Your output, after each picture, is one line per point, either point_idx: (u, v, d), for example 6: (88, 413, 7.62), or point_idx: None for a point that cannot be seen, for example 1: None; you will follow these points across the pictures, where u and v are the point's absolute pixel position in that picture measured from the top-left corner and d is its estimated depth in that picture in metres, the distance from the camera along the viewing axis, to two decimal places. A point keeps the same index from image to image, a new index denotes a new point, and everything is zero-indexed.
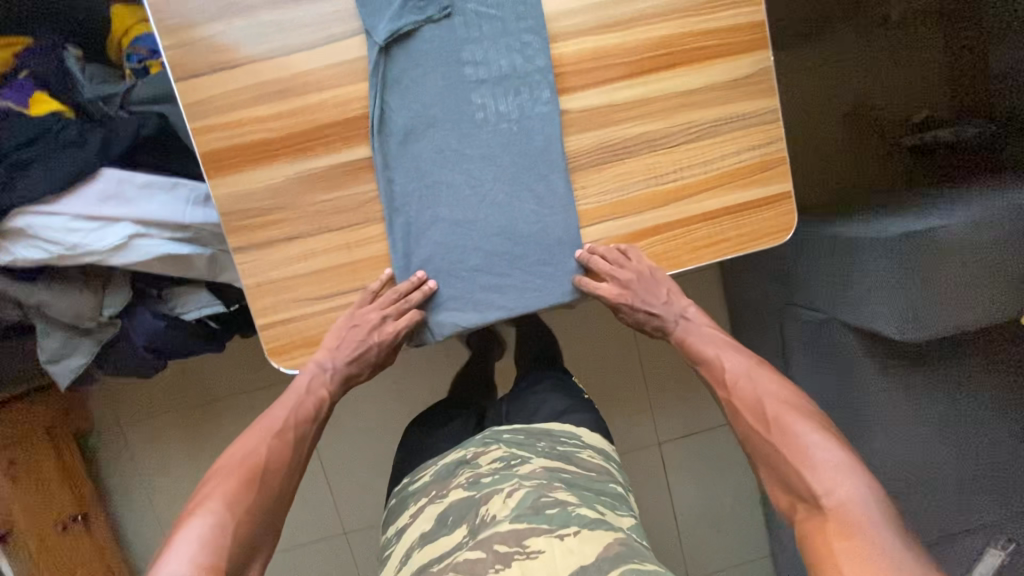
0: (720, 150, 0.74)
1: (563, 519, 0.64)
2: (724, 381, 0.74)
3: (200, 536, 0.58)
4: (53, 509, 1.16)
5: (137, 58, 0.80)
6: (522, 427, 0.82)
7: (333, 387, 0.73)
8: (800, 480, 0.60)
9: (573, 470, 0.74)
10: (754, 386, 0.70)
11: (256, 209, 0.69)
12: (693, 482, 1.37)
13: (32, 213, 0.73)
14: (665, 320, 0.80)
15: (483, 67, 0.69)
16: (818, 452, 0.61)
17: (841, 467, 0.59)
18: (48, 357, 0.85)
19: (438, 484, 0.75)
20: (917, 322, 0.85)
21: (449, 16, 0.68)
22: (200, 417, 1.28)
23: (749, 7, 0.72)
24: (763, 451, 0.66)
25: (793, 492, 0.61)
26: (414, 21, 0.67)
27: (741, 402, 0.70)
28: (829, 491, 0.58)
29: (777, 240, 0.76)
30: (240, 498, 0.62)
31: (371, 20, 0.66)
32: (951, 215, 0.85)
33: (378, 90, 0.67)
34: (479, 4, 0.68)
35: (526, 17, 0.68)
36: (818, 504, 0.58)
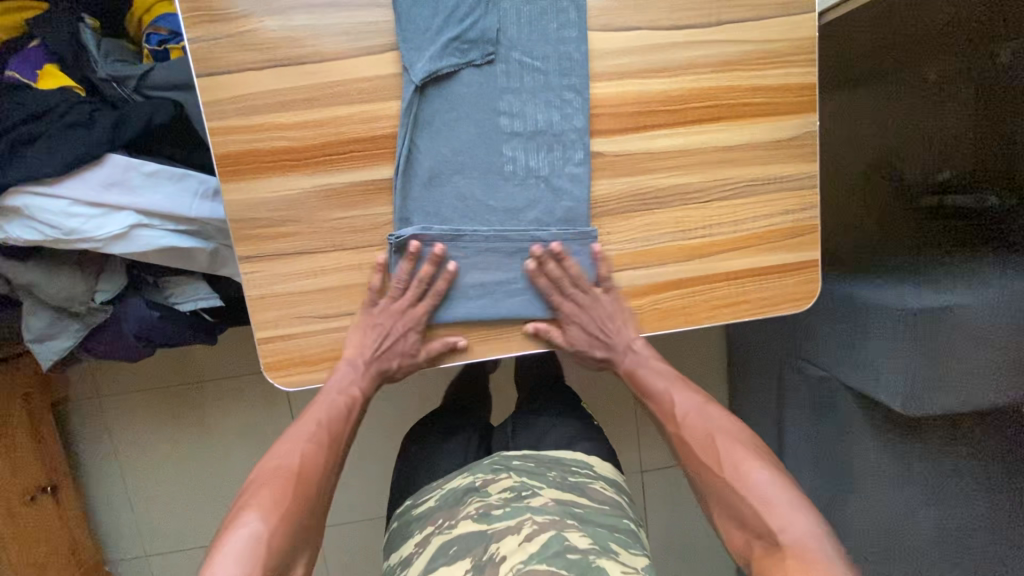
0: (752, 211, 0.72)
1: (583, 569, 0.59)
2: (672, 417, 0.73)
3: (254, 537, 0.56)
4: (24, 479, 1.12)
5: (158, 39, 0.77)
6: (531, 454, 0.81)
7: (366, 386, 0.73)
8: (756, 517, 0.60)
9: (585, 503, 0.71)
10: (705, 422, 0.69)
11: (268, 219, 0.66)
12: (668, 513, 1.36)
13: (31, 193, 0.69)
14: (612, 349, 0.76)
15: (518, 119, 0.66)
16: (771, 491, 0.61)
17: (789, 503, 0.59)
18: (33, 334, 0.82)
19: (446, 513, 0.72)
20: (926, 402, 0.83)
21: (491, 62, 0.65)
22: (183, 399, 1.24)
23: (801, 68, 0.69)
24: (713, 487, 0.65)
25: (748, 529, 0.61)
26: (454, 64, 0.64)
27: (691, 437, 0.69)
28: (784, 528, 0.58)
29: (795, 307, 0.75)
30: (285, 498, 0.61)
31: (410, 57, 0.63)
32: (965, 293, 0.84)
33: (407, 132, 0.64)
34: (524, 54, 0.65)
35: (570, 74, 0.66)
36: (775, 541, 0.57)
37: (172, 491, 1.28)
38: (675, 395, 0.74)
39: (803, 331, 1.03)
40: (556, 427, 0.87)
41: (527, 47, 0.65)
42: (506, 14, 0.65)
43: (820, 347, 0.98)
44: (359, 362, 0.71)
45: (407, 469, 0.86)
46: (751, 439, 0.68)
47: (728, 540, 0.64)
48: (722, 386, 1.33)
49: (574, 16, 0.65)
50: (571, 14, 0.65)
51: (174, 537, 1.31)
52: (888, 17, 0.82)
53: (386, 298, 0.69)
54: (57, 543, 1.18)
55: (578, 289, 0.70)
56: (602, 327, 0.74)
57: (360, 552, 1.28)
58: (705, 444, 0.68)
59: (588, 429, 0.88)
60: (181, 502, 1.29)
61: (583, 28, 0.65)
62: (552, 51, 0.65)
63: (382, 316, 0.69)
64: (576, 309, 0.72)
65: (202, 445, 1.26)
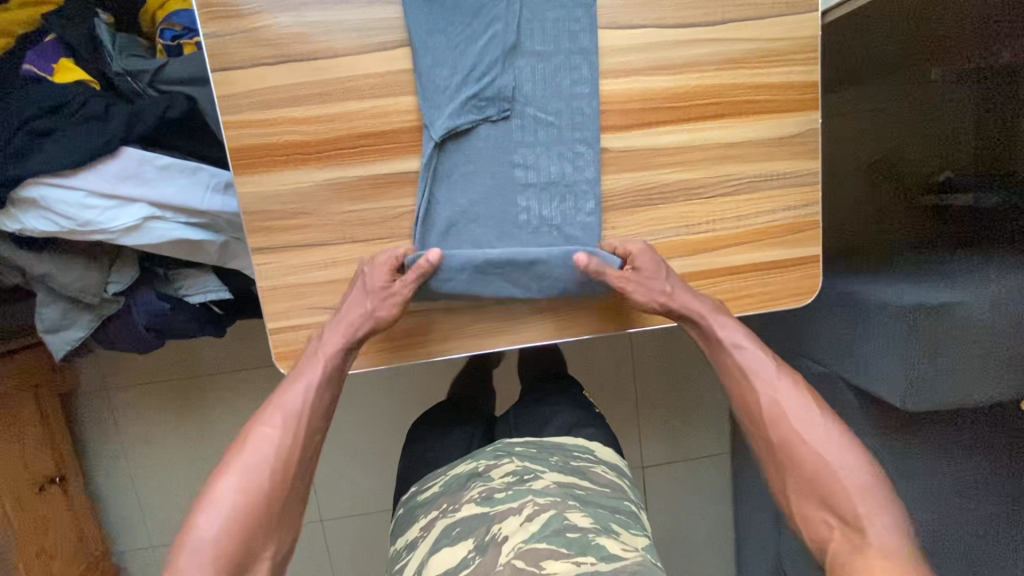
0: (756, 207, 0.73)
1: (582, 546, 0.61)
2: (764, 379, 0.67)
3: (204, 545, 0.55)
4: (32, 470, 1.13)
5: (172, 34, 0.78)
6: (533, 441, 0.82)
7: (345, 355, 0.67)
8: (843, 499, 0.58)
9: (586, 486, 0.73)
10: (798, 398, 0.65)
11: (280, 211, 0.67)
12: (671, 507, 1.37)
13: (46, 185, 0.70)
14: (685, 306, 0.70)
15: (533, 171, 0.68)
16: (860, 480, 0.59)
17: (881, 496, 0.58)
18: (46, 325, 0.84)
19: (450, 497, 0.73)
20: (926, 396, 0.84)
21: (507, 118, 0.67)
22: (190, 391, 1.25)
23: (805, 66, 0.71)
24: (802, 459, 0.62)
25: (828, 515, 0.59)
26: (471, 120, 0.66)
27: (786, 405, 0.65)
28: (870, 521, 0.57)
29: (796, 302, 0.76)
30: (248, 501, 0.57)
31: (430, 115, 0.65)
32: (969, 288, 0.84)
33: (426, 185, 0.67)
34: (539, 110, 0.68)
35: (582, 127, 0.68)
36: (859, 531, 0.56)
37: (178, 482, 1.30)
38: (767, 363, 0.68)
39: (808, 326, 1.04)
40: (561, 412, 0.89)
41: (540, 102, 0.67)
42: (521, 71, 0.67)
43: (823, 344, 1.00)
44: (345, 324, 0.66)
45: (412, 459, 0.87)
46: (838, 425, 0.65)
47: (795, 517, 0.63)
48: None
49: (587, 71, 0.67)
50: (584, 70, 0.67)
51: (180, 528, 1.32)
52: (892, 15, 0.83)
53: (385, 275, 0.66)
54: (65, 532, 1.20)
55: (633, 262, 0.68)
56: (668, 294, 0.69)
57: (365, 543, 1.29)
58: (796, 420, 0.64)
59: (592, 420, 0.89)
60: (188, 493, 1.30)
61: (594, 84, 0.67)
62: (565, 105, 0.68)
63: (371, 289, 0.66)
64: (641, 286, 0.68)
65: (209, 437, 1.28)
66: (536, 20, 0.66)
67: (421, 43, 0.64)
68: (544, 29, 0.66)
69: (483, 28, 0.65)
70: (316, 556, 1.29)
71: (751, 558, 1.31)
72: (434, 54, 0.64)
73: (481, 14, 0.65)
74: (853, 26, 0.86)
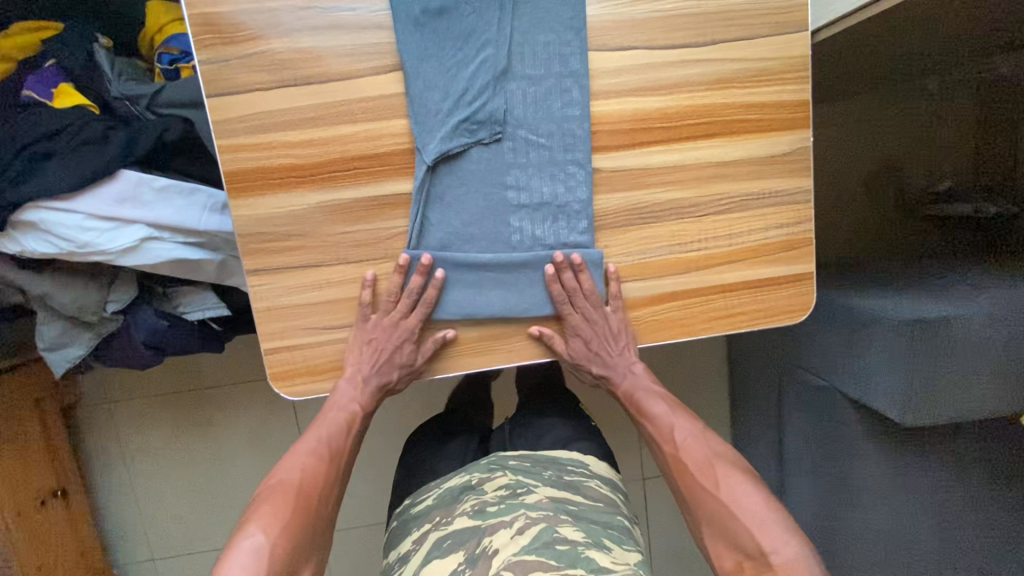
0: (748, 224, 0.74)
1: (572, 559, 0.61)
2: (670, 438, 0.74)
3: (256, 549, 0.59)
4: (35, 485, 1.14)
5: (170, 58, 0.80)
6: (528, 454, 0.82)
7: (365, 402, 0.74)
8: (749, 539, 0.62)
9: (579, 500, 0.73)
10: (700, 445, 0.71)
11: (274, 233, 0.68)
12: (672, 521, 1.36)
13: (46, 208, 0.71)
14: (615, 371, 0.78)
15: (525, 192, 0.69)
16: (763, 511, 0.64)
17: (783, 527, 0.62)
18: (45, 344, 0.84)
19: (443, 511, 0.73)
20: (925, 410, 0.83)
21: (499, 140, 0.68)
22: (191, 404, 1.26)
23: (795, 85, 0.71)
24: (708, 505, 0.67)
25: (740, 551, 0.63)
26: (464, 143, 0.67)
27: (689, 461, 0.71)
28: (776, 549, 0.60)
29: (791, 319, 0.76)
30: (288, 511, 0.63)
31: (422, 138, 0.66)
32: (967, 303, 0.83)
33: (419, 207, 0.68)
34: (530, 132, 0.68)
35: (574, 149, 0.69)
36: (766, 562, 0.60)
37: (180, 494, 1.30)
38: (674, 419, 0.75)
39: (803, 341, 1.03)
40: (557, 427, 0.89)
41: (532, 124, 0.68)
42: (513, 95, 0.67)
43: (820, 356, 0.98)
44: (358, 379, 0.72)
45: (408, 475, 0.88)
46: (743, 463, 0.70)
47: (719, 564, 0.65)
48: (722, 394, 1.34)
49: (578, 94, 0.68)
50: (574, 93, 0.68)
51: (181, 541, 1.32)
52: (889, 29, 0.83)
53: (376, 311, 0.70)
54: (67, 547, 1.20)
55: (590, 303, 0.71)
56: (604, 346, 0.75)
57: (364, 556, 1.29)
58: (703, 466, 0.70)
59: (587, 432, 0.89)
60: (189, 505, 1.31)
61: (586, 107, 0.68)
62: (557, 127, 0.68)
63: (379, 328, 0.70)
64: (582, 321, 0.73)
65: (210, 450, 1.28)
66: (527, 43, 0.67)
67: (413, 68, 0.65)
68: (535, 53, 0.67)
69: (474, 52, 0.66)
70: None
71: None
72: (424, 78, 0.65)
73: (473, 38, 0.66)
74: (847, 42, 0.86)
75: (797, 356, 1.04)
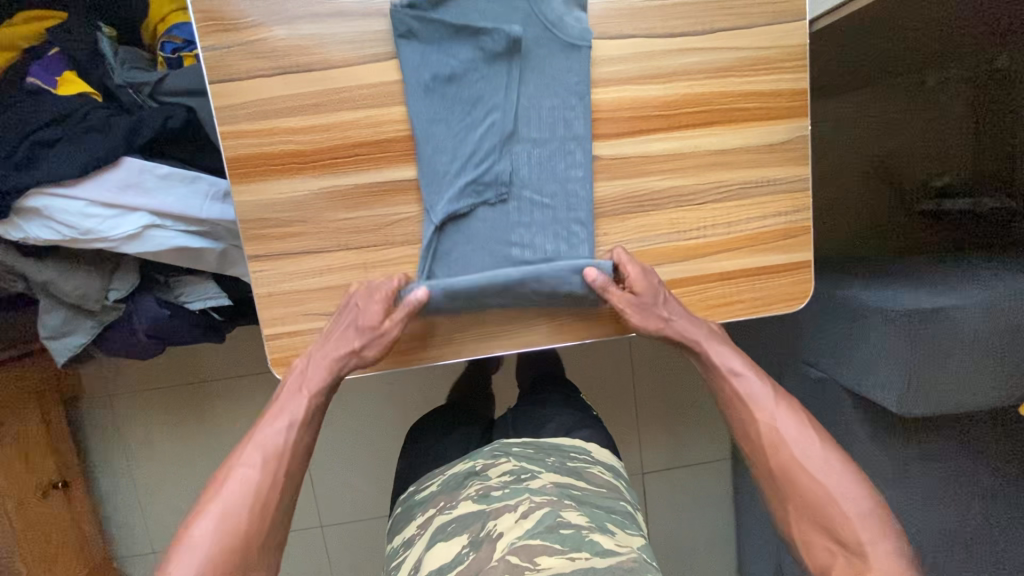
0: (747, 213, 0.74)
1: (576, 542, 0.62)
2: (761, 407, 0.68)
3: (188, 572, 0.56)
4: (35, 476, 1.14)
5: (172, 47, 0.80)
6: (531, 441, 0.82)
7: (320, 389, 0.68)
8: (846, 526, 0.60)
9: (583, 486, 0.73)
10: (795, 421, 0.67)
11: (276, 219, 0.68)
12: (672, 515, 1.36)
13: (50, 195, 0.72)
14: (690, 328, 0.71)
15: (529, 249, 0.70)
16: (861, 499, 0.61)
17: (881, 520, 0.60)
18: (47, 333, 0.85)
19: (446, 496, 0.73)
20: (924, 401, 0.83)
21: (504, 201, 0.70)
22: (192, 396, 1.27)
23: (793, 75, 0.72)
24: (804, 489, 0.63)
25: (831, 537, 0.61)
26: (470, 204, 0.68)
27: (785, 436, 0.66)
28: (874, 541, 0.59)
29: (789, 307, 0.76)
30: (214, 540, 0.58)
31: (431, 200, 0.68)
32: (965, 294, 0.84)
33: (425, 262, 0.70)
34: (535, 192, 0.70)
35: (577, 210, 0.71)
36: (861, 553, 0.59)
37: (181, 487, 1.31)
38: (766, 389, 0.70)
39: (801, 334, 1.03)
40: (557, 415, 0.90)
41: (537, 186, 0.70)
42: (518, 158, 0.69)
43: (818, 348, 0.98)
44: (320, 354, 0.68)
45: (408, 464, 0.88)
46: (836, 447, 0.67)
47: (798, 541, 0.63)
48: None
49: (581, 156, 0.70)
50: (578, 155, 0.70)
51: None
52: (889, 21, 0.83)
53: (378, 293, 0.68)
54: (67, 539, 1.21)
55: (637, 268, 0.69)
56: (669, 300, 0.71)
57: (364, 548, 1.29)
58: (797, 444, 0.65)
59: (588, 420, 0.90)
60: (190, 499, 1.31)
61: (589, 168, 0.70)
62: (560, 188, 0.70)
63: (366, 309, 0.66)
64: (642, 283, 0.69)
65: (211, 443, 1.29)
66: (533, 107, 0.69)
67: (422, 133, 0.67)
68: (541, 117, 0.69)
69: (482, 116, 0.68)
70: (316, 560, 1.30)
71: (754, 565, 1.30)
72: (433, 141, 0.67)
73: (480, 104, 0.68)
74: (845, 35, 0.87)
75: (796, 348, 1.04)
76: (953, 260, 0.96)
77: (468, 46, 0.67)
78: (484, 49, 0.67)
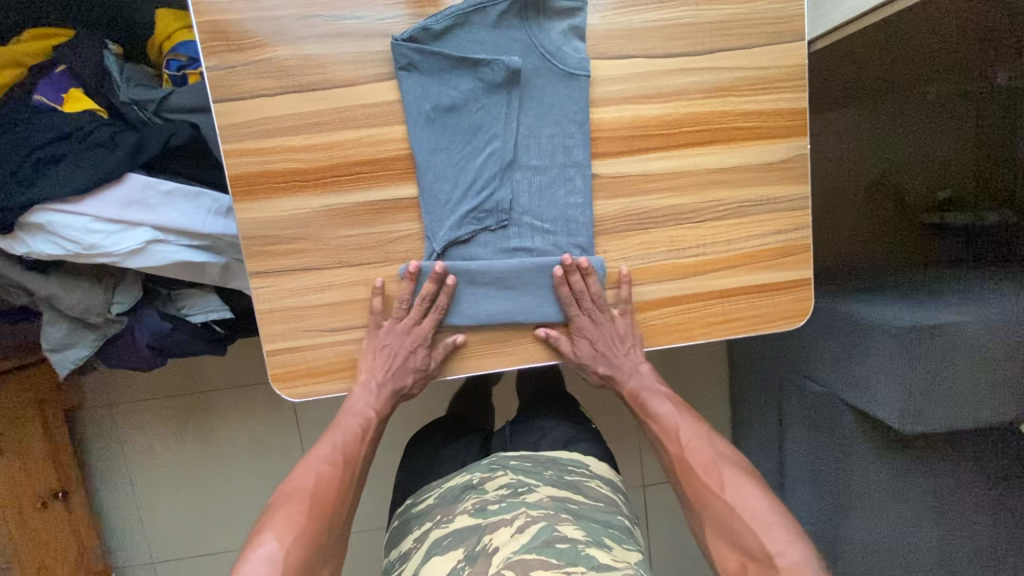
0: (746, 231, 0.74)
1: (572, 556, 0.61)
2: (675, 438, 0.75)
3: (271, 555, 0.60)
4: (36, 486, 1.14)
5: (178, 64, 0.81)
6: (529, 455, 0.82)
7: (380, 407, 0.75)
8: (753, 539, 0.63)
9: (580, 500, 0.73)
10: (705, 447, 0.72)
11: (278, 235, 0.69)
12: (671, 529, 1.36)
13: (54, 211, 0.72)
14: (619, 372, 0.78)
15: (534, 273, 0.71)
16: (768, 513, 0.64)
17: (786, 530, 0.62)
18: (50, 345, 0.85)
19: (443, 509, 0.73)
20: (923, 418, 0.82)
21: (505, 227, 0.71)
22: (192, 406, 1.27)
23: (792, 94, 0.72)
24: (714, 508, 0.67)
25: (744, 552, 0.63)
26: (472, 230, 0.70)
27: (695, 461, 0.72)
28: (781, 551, 0.60)
29: (788, 324, 0.77)
30: (303, 519, 0.64)
31: (433, 227, 0.69)
32: (965, 311, 0.83)
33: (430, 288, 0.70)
34: (535, 218, 0.71)
35: (576, 234, 0.71)
36: (770, 564, 0.60)
37: (179, 497, 1.31)
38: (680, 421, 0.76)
39: (803, 349, 1.02)
40: (557, 429, 0.89)
41: (537, 212, 0.71)
42: (518, 184, 0.70)
43: (820, 364, 0.98)
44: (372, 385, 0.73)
45: (407, 478, 0.88)
46: (751, 470, 0.70)
47: (721, 565, 0.65)
48: (723, 402, 1.34)
49: (581, 182, 0.70)
50: (577, 181, 0.70)
51: (179, 544, 1.32)
52: (889, 38, 0.83)
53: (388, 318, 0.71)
54: (66, 549, 1.20)
55: (596, 306, 0.72)
56: (610, 346, 0.76)
57: (362, 561, 1.29)
58: (708, 467, 0.71)
59: (588, 434, 0.90)
60: (190, 508, 1.31)
61: (588, 195, 0.71)
62: (560, 214, 0.71)
63: (390, 331, 0.71)
64: (588, 324, 0.73)
65: (210, 453, 1.29)
66: (533, 135, 0.70)
67: (423, 162, 0.68)
68: (540, 145, 0.70)
69: (482, 145, 0.69)
70: None
71: None
72: (435, 170, 0.68)
73: (480, 133, 0.69)
74: (843, 52, 0.87)
75: (797, 363, 1.04)
76: (954, 275, 0.95)
77: (467, 76, 0.68)
78: (484, 80, 0.68)
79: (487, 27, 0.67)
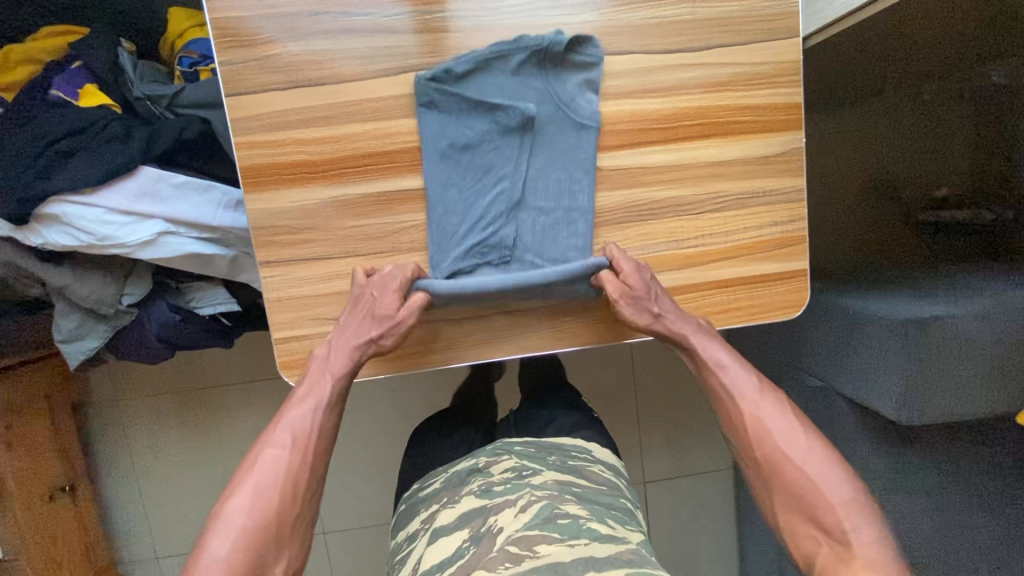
0: (744, 222, 0.76)
1: (574, 532, 0.63)
2: (747, 400, 0.68)
3: (218, 556, 0.57)
4: (43, 479, 1.16)
5: (190, 62, 0.84)
6: (532, 441, 0.84)
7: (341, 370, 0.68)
8: (829, 514, 0.60)
9: (584, 484, 0.75)
10: (778, 412, 0.67)
11: (287, 226, 0.70)
12: (673, 524, 1.37)
13: (70, 202, 0.74)
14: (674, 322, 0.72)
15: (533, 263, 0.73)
16: (845, 488, 0.61)
17: (863, 507, 0.60)
18: (62, 336, 0.87)
19: (450, 492, 0.75)
20: (921, 409, 0.84)
21: (508, 262, 0.73)
22: (198, 401, 1.28)
23: (787, 88, 0.74)
24: (787, 478, 0.63)
25: (815, 526, 0.61)
26: (475, 263, 0.72)
27: (770, 426, 0.66)
28: (855, 528, 0.58)
29: (785, 315, 0.78)
30: (250, 516, 0.59)
31: (438, 245, 0.71)
32: (958, 304, 0.85)
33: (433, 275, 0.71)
34: (537, 256, 0.73)
35: None
36: (844, 541, 0.58)
37: (185, 491, 1.32)
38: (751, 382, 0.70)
39: (801, 342, 1.04)
40: (559, 418, 0.91)
41: (539, 250, 0.73)
42: (523, 223, 0.73)
43: (818, 357, 0.99)
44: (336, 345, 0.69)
45: (412, 468, 0.89)
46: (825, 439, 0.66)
47: (785, 532, 0.63)
48: None
49: (582, 227, 0.73)
50: (579, 224, 0.73)
51: (183, 539, 1.33)
52: (883, 36, 0.85)
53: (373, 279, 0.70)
54: (72, 542, 1.22)
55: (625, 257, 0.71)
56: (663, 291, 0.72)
57: (366, 554, 1.30)
58: (783, 434, 0.65)
59: (590, 424, 0.91)
60: (195, 503, 1.32)
61: (589, 228, 0.73)
62: (560, 255, 0.73)
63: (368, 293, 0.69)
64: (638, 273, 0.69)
65: (215, 447, 1.30)
66: (540, 178, 0.72)
67: (429, 157, 0.70)
68: (547, 187, 0.72)
69: (491, 184, 0.71)
70: (317, 563, 1.30)
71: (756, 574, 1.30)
72: (445, 204, 0.71)
73: (490, 172, 0.71)
74: (838, 50, 0.89)
75: (795, 357, 1.05)
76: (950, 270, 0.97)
77: (483, 119, 0.70)
78: (498, 124, 0.70)
79: (503, 73, 0.70)
